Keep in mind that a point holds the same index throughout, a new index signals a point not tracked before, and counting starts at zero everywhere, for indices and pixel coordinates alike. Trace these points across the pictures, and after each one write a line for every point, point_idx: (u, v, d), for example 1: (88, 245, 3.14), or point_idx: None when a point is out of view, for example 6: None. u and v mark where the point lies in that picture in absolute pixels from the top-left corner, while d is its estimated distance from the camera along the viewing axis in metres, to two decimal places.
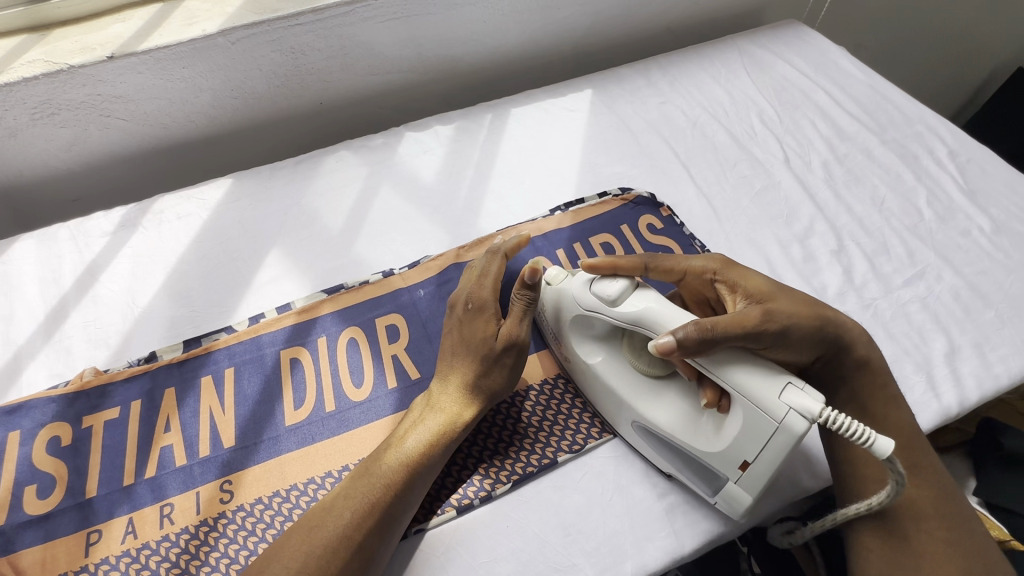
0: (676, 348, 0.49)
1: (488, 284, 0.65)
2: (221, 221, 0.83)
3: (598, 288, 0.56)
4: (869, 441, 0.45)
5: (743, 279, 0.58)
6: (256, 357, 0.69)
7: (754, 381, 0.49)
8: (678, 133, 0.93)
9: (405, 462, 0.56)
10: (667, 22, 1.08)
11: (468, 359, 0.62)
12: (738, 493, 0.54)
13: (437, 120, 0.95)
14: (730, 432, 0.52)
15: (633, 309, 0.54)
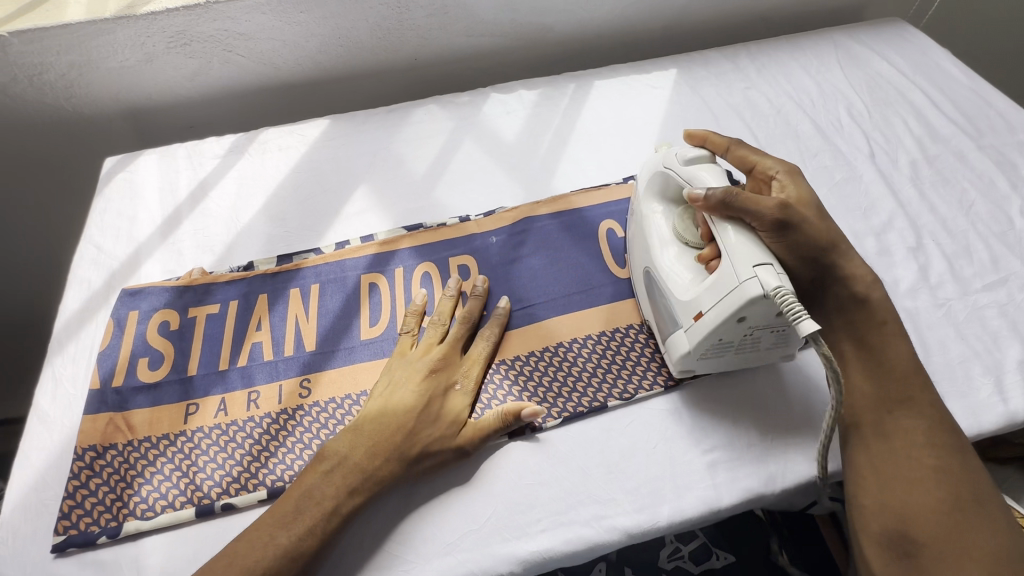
0: (701, 199, 0.58)
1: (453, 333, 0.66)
2: (317, 156, 0.90)
3: (681, 150, 0.66)
4: (795, 318, 0.51)
5: (795, 188, 0.63)
6: (339, 278, 0.75)
7: (743, 243, 0.56)
8: (761, 118, 0.93)
9: (403, 441, 0.58)
10: (761, 10, 1.07)
11: (451, 392, 0.62)
12: (681, 339, 0.62)
13: (523, 85, 0.99)
14: (699, 288, 0.59)
15: (694, 169, 0.63)
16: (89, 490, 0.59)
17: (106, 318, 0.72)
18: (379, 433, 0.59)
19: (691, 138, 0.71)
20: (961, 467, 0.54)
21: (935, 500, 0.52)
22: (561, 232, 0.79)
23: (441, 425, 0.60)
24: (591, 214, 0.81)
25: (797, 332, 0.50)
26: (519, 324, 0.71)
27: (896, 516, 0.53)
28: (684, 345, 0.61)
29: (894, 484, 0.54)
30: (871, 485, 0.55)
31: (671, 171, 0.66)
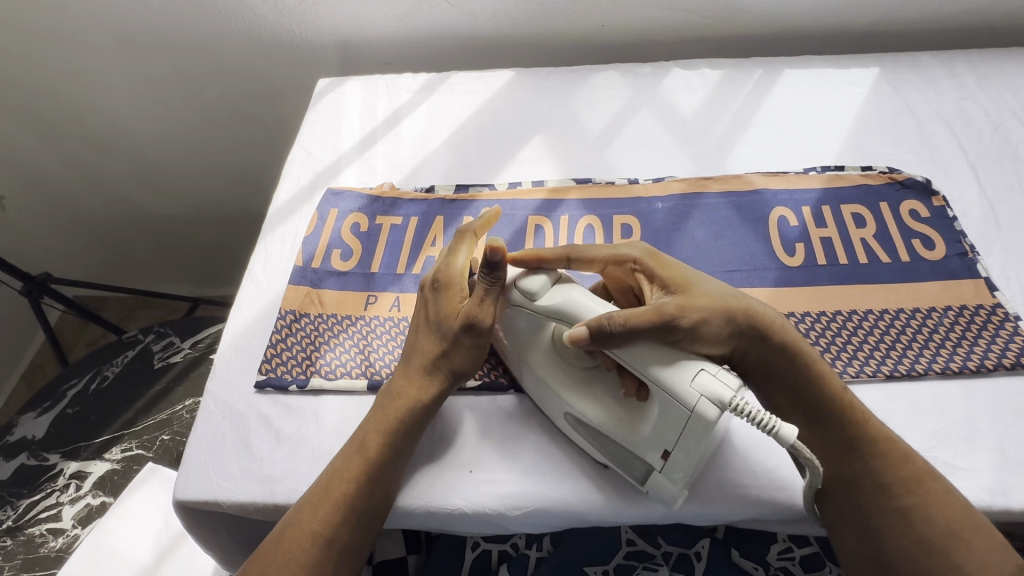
0: (586, 339, 0.52)
1: (459, 260, 0.63)
2: (499, 103, 0.96)
3: (522, 285, 0.58)
4: (774, 427, 0.49)
5: (659, 270, 0.58)
6: (508, 214, 0.81)
7: (667, 373, 0.51)
8: (973, 131, 0.84)
9: (429, 352, 0.62)
10: (993, 18, 0.97)
11: (439, 296, 0.63)
12: (659, 482, 0.55)
13: (707, 64, 0.98)
14: (646, 425, 0.54)
15: (552, 305, 0.56)
16: (286, 345, 0.70)
17: (311, 210, 0.83)
18: (408, 363, 0.63)
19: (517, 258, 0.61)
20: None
21: None
22: (731, 210, 0.78)
23: (449, 321, 0.61)
24: (765, 198, 0.79)
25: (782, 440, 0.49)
26: None
27: None
28: (663, 493, 0.56)
29: None
30: None
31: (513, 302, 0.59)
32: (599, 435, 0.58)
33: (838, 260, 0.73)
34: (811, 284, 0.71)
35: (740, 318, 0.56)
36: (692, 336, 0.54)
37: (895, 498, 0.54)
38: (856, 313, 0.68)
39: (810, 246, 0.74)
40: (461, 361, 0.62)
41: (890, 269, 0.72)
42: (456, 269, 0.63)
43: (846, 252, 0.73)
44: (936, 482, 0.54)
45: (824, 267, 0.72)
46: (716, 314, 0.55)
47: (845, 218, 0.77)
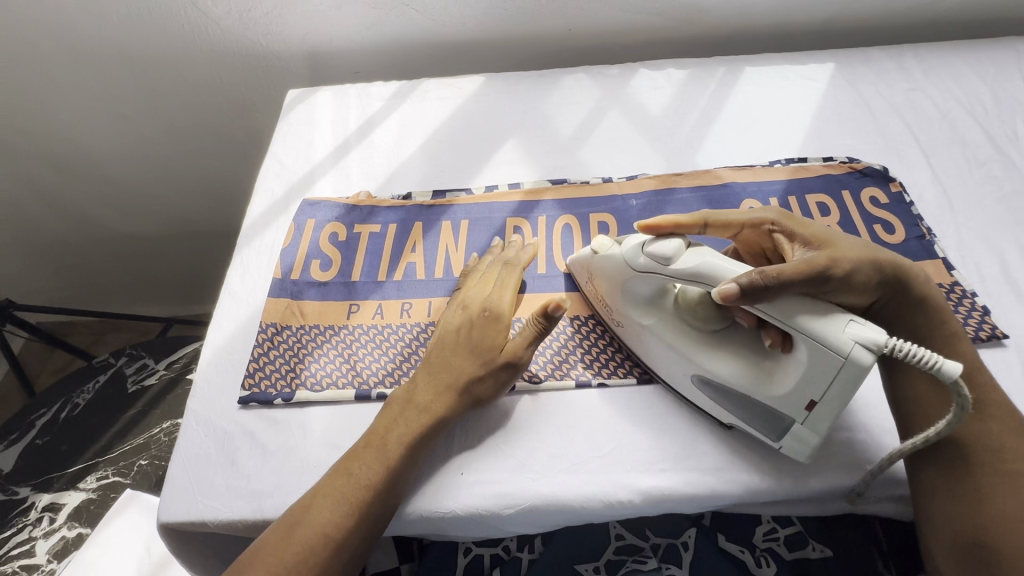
0: (734, 295, 0.53)
1: (506, 295, 0.66)
2: (471, 108, 0.97)
3: (650, 250, 0.59)
4: (936, 366, 0.49)
5: (801, 231, 0.60)
6: (486, 217, 0.82)
7: (816, 322, 0.52)
8: (923, 120, 0.89)
9: (467, 374, 0.62)
10: (935, 13, 1.02)
11: (485, 327, 0.64)
12: (801, 435, 0.57)
13: (672, 64, 1.00)
14: (795, 373, 0.56)
15: (688, 266, 0.57)
16: (269, 358, 0.69)
17: (287, 222, 0.82)
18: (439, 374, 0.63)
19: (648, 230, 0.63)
20: None
21: None
22: (702, 204, 0.80)
23: (495, 351, 0.63)
24: (735, 191, 0.81)
25: (945, 378, 0.49)
26: None
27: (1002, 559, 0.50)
28: (801, 445, 0.57)
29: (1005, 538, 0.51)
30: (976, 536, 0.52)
31: (642, 265, 0.60)
32: (733, 391, 0.59)
33: None
34: None
35: (883, 269, 0.58)
36: (840, 287, 0.56)
37: (1006, 463, 0.54)
38: None
39: None
40: (484, 392, 0.62)
41: None
42: (505, 303, 0.66)
43: None
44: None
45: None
46: (864, 266, 0.57)
47: (810, 208, 0.80)
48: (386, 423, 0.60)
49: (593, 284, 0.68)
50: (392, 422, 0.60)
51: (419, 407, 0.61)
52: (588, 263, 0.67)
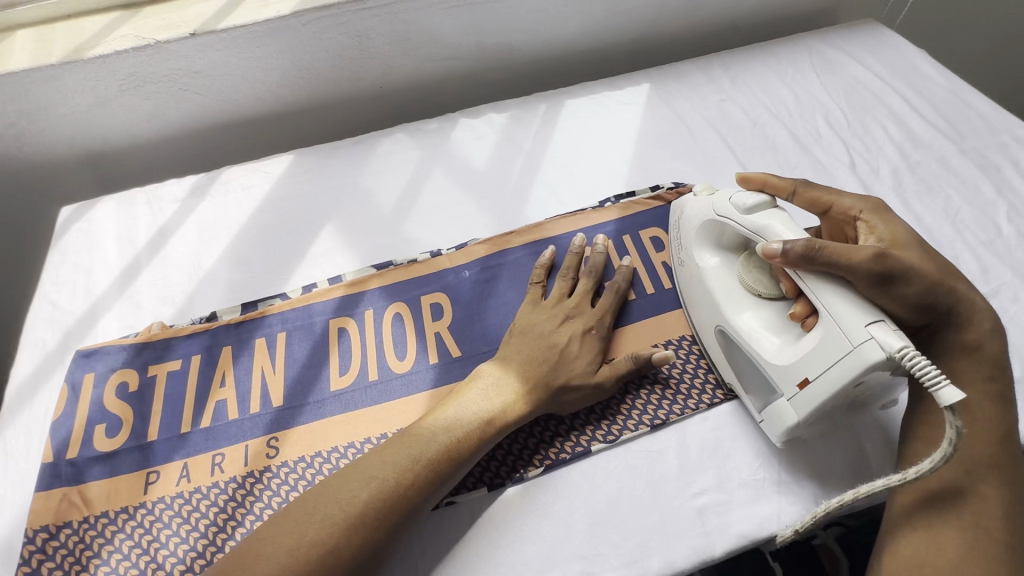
0: (779, 254, 0.54)
1: (607, 319, 0.67)
2: (281, 193, 0.87)
3: (737, 198, 0.61)
4: (934, 386, 0.46)
5: (885, 227, 0.58)
6: (306, 324, 0.73)
7: (843, 306, 0.52)
8: (736, 132, 0.90)
9: (538, 390, 0.60)
10: (732, 20, 1.06)
11: (586, 347, 0.64)
12: (784, 410, 0.57)
13: (492, 108, 0.96)
14: (803, 351, 0.55)
15: (760, 219, 0.59)
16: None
17: (61, 382, 0.68)
18: (495, 388, 0.60)
19: (746, 182, 0.66)
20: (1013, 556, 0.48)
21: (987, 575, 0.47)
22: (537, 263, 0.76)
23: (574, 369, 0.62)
24: (567, 242, 0.78)
25: (939, 402, 0.46)
26: None
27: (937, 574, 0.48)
28: (782, 416, 0.57)
29: (947, 547, 0.49)
30: (915, 539, 0.51)
31: (718, 210, 0.64)
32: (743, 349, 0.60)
33: (650, 288, 0.73)
34: (636, 320, 0.71)
35: (948, 291, 0.55)
36: (894, 287, 0.52)
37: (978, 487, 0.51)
38: (670, 343, 0.69)
39: None
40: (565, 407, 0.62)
41: None
42: (601, 324, 0.66)
43: (658, 279, 0.74)
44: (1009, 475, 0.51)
45: (635, 301, 0.72)
46: (926, 276, 0.53)
47: (644, 246, 0.77)
48: (418, 439, 0.55)
49: (678, 228, 0.72)
50: (425, 436, 0.56)
51: (456, 428, 0.57)
52: (683, 210, 0.71)
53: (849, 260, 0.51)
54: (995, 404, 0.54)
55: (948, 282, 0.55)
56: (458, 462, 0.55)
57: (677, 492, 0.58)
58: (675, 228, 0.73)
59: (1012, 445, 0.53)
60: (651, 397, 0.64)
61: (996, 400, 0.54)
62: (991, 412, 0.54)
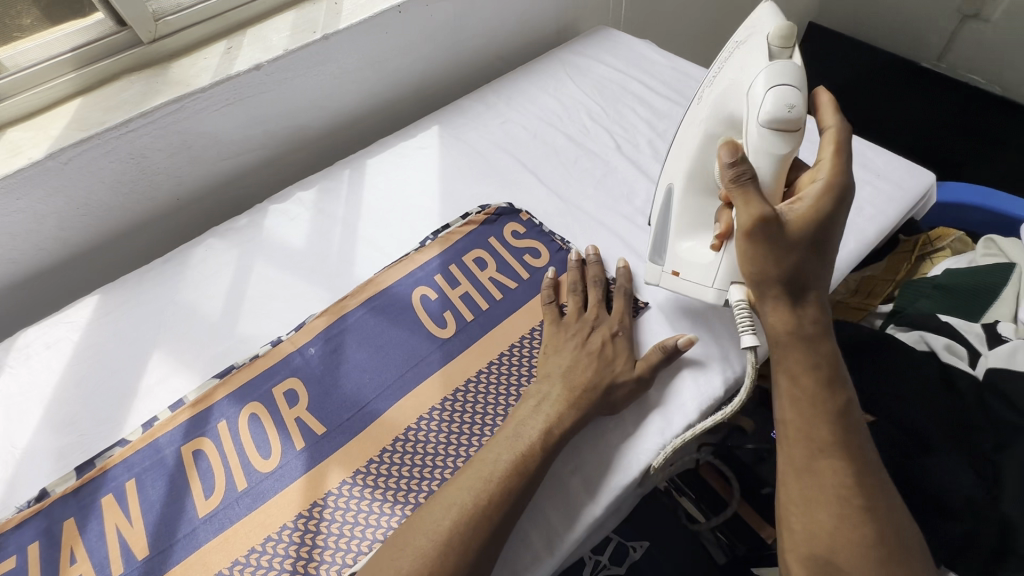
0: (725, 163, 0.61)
1: (626, 321, 0.73)
2: (96, 338, 0.81)
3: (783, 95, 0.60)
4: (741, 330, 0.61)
5: (812, 207, 0.58)
6: (156, 461, 0.68)
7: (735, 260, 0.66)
8: (521, 145, 1.02)
9: (587, 395, 0.64)
10: (493, 53, 1.20)
11: (619, 348, 0.70)
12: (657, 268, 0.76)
13: (299, 187, 0.99)
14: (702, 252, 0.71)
15: (756, 137, 0.62)
16: None
17: None
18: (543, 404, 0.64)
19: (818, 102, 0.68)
20: (879, 509, 0.52)
21: (862, 537, 0.51)
22: (378, 317, 0.79)
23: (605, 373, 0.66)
24: (400, 288, 0.82)
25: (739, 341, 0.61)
26: (359, 427, 0.69)
27: (825, 546, 0.52)
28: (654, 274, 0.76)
29: (819, 519, 0.53)
30: (797, 520, 0.54)
31: (754, 100, 0.63)
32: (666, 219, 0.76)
33: (494, 297, 0.80)
34: (488, 330, 0.77)
35: (785, 288, 0.57)
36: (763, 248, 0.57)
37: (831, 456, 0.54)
38: (514, 345, 0.75)
39: (453, 310, 0.79)
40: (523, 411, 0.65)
41: (521, 291, 0.81)
42: (619, 326, 0.72)
43: (497, 288, 0.81)
44: (856, 435, 0.54)
45: (487, 313, 0.79)
46: (780, 267, 0.57)
47: (470, 268, 0.84)
48: (483, 465, 0.59)
49: (754, 38, 0.67)
50: (490, 460, 0.59)
51: (518, 444, 0.60)
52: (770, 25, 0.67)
53: (746, 205, 0.58)
54: (825, 374, 0.56)
55: (801, 285, 0.58)
56: (526, 474, 0.58)
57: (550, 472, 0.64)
58: (754, 31, 0.68)
59: (849, 407, 0.56)
60: (509, 399, 0.70)
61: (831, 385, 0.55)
62: (823, 379, 0.56)
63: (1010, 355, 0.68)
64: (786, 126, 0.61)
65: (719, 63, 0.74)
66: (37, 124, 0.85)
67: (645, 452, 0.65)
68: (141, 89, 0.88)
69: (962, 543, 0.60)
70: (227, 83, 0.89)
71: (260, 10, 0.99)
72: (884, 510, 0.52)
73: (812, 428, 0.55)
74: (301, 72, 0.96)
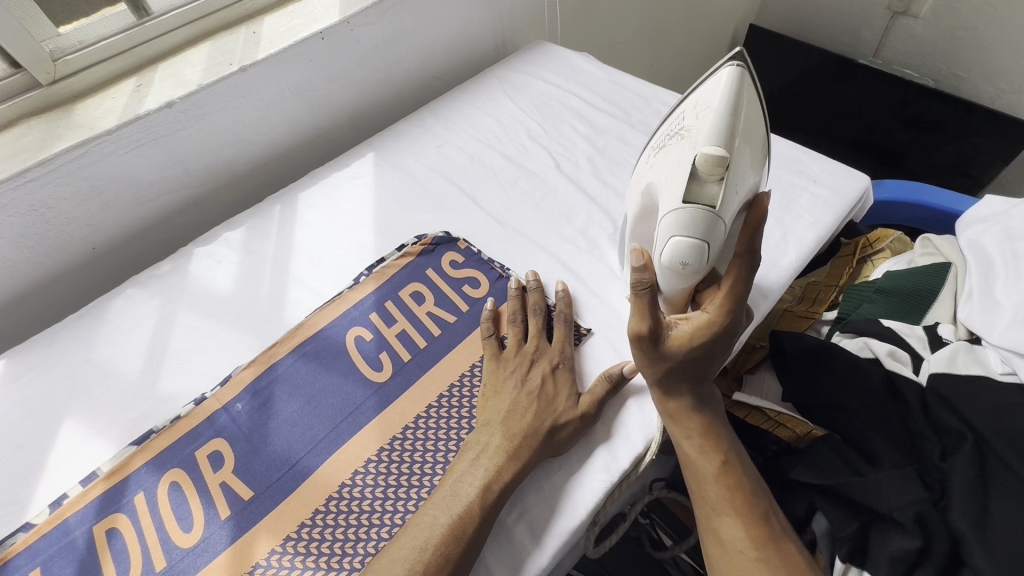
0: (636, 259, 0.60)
1: (568, 350, 0.71)
2: (0, 408, 0.75)
3: (686, 238, 0.55)
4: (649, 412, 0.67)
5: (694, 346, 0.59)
6: (65, 545, 0.62)
7: None
8: (459, 169, 0.99)
9: (531, 438, 0.62)
10: (430, 73, 1.17)
11: (561, 382, 0.67)
12: None
13: (226, 226, 0.94)
14: None
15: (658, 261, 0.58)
16: None
17: None
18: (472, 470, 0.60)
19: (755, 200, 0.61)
20: (776, 555, 0.54)
21: None
22: (310, 364, 0.75)
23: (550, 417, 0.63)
24: (333, 331, 0.78)
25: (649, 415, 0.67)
26: (290, 489, 0.65)
27: None
28: None
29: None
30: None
31: (658, 235, 0.58)
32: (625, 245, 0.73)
33: (432, 334, 0.77)
34: (426, 370, 0.73)
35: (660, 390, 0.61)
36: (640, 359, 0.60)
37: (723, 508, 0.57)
38: (454, 384, 0.71)
39: (389, 350, 0.75)
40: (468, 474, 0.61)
41: (459, 325, 0.77)
42: (563, 357, 0.70)
43: (435, 324, 0.78)
44: (741, 483, 0.58)
45: (425, 352, 0.75)
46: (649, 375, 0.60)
47: (407, 304, 0.80)
48: (418, 530, 0.56)
49: (695, 138, 0.55)
50: (425, 523, 0.56)
51: (455, 505, 0.57)
52: (707, 135, 0.54)
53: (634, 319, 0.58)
54: (704, 435, 0.60)
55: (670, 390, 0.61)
56: (464, 537, 0.55)
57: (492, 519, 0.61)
58: (701, 121, 0.55)
59: (733, 461, 0.60)
60: (449, 444, 0.66)
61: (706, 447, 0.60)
62: (701, 439, 0.60)
63: (950, 358, 0.69)
64: (682, 277, 0.57)
65: (669, 123, 0.63)
66: None
67: (592, 491, 0.62)
68: (39, 136, 0.82)
69: (916, 557, 0.58)
70: (136, 123, 0.84)
71: (172, 44, 0.94)
72: (782, 555, 0.54)
73: (703, 487, 0.59)
74: (219, 107, 0.91)
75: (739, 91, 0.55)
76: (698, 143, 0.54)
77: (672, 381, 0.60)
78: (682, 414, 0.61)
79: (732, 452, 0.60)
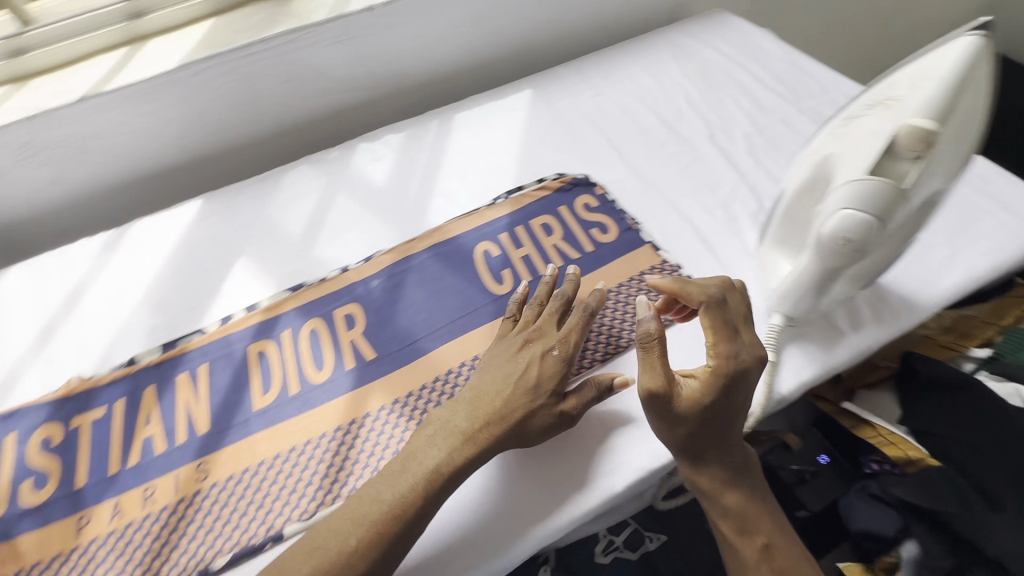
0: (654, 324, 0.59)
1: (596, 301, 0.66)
2: (194, 237, 0.91)
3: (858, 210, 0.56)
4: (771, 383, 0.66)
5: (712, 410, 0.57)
6: (226, 353, 0.76)
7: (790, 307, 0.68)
8: (610, 120, 1.00)
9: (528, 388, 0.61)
10: (600, 23, 1.17)
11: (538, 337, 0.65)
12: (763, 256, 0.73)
13: (389, 130, 1.03)
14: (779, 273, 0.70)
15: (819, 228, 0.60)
16: None
17: None
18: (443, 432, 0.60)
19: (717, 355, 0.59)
20: None
21: None
22: (440, 264, 0.82)
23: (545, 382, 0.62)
24: (465, 240, 0.84)
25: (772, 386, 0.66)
26: (405, 361, 0.73)
27: None
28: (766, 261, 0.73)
29: None
30: None
31: (827, 206, 0.59)
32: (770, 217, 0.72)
33: (555, 264, 0.80)
34: (543, 294, 0.77)
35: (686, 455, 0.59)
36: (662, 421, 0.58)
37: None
38: None
39: (512, 269, 0.80)
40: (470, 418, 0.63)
41: (582, 262, 0.80)
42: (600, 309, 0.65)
43: (558, 256, 0.81)
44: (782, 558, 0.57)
45: (545, 278, 0.79)
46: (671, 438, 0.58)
47: (536, 232, 0.85)
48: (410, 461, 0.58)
49: (899, 111, 0.56)
50: (417, 455, 0.58)
51: (445, 441, 0.59)
52: (918, 108, 0.54)
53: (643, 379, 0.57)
54: (743, 504, 0.59)
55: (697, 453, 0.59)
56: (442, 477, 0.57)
57: (531, 467, 0.63)
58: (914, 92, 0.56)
59: (772, 534, 0.59)
60: None
61: (742, 524, 0.59)
62: (746, 508, 0.59)
63: None
64: (839, 249, 0.59)
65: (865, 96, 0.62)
66: (175, 38, 0.93)
67: None
68: (264, 17, 0.94)
69: None
70: (340, 20, 0.94)
71: None
72: None
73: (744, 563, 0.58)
74: (409, 19, 0.98)
75: (971, 67, 0.55)
76: (904, 116, 0.55)
77: (700, 446, 0.59)
78: (717, 486, 0.60)
79: (771, 525, 0.59)
